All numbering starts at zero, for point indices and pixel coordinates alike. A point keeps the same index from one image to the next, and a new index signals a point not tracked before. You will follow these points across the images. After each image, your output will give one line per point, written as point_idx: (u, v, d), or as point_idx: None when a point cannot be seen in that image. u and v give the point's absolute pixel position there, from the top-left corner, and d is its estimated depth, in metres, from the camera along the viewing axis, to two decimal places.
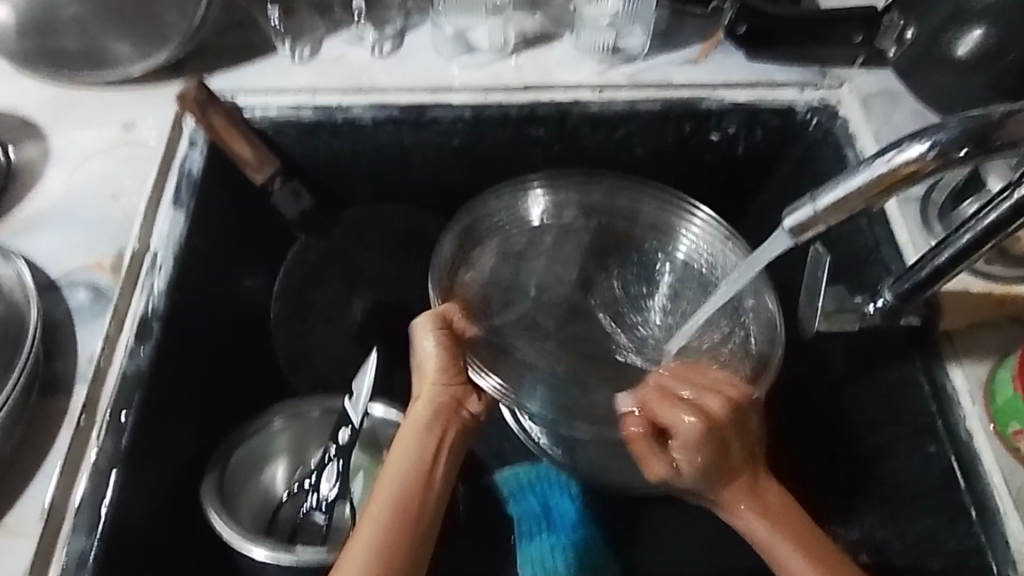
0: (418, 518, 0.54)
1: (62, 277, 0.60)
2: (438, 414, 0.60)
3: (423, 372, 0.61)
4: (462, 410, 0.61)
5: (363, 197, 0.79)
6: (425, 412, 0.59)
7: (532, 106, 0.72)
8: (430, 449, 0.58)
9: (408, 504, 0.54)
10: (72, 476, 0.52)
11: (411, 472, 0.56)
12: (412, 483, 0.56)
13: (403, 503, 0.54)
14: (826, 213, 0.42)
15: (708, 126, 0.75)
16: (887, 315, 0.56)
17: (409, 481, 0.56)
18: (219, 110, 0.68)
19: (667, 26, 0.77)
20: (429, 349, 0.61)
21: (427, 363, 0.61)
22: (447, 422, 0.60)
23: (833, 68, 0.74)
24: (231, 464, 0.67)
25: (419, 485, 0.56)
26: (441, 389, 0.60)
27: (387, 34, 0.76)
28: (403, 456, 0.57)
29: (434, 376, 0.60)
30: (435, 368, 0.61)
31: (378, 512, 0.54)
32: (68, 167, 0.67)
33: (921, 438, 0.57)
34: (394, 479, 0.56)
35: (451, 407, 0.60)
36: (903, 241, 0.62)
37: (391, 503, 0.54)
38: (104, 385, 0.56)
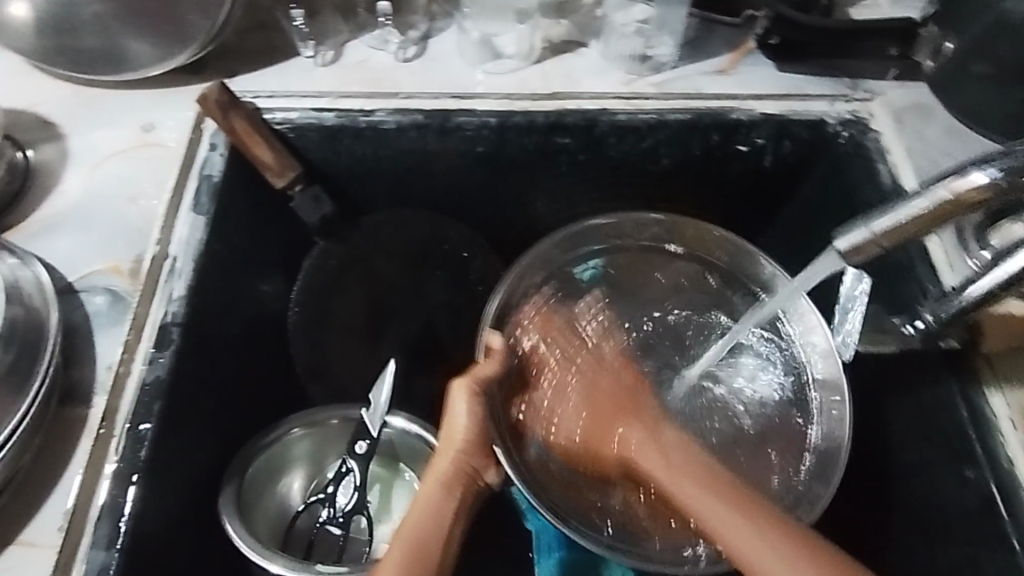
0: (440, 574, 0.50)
1: (80, 282, 0.59)
2: (461, 472, 0.54)
3: (450, 437, 0.55)
4: (482, 480, 0.55)
5: (383, 202, 0.78)
6: (447, 468, 0.54)
7: (558, 114, 0.71)
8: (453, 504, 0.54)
9: (428, 559, 0.50)
10: (91, 488, 0.51)
11: (435, 523, 0.52)
12: (434, 532, 0.51)
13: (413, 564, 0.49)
14: (883, 237, 0.41)
15: (737, 136, 0.73)
16: (926, 336, 0.57)
17: (433, 536, 0.51)
18: (241, 113, 0.66)
19: (695, 36, 0.76)
20: (465, 406, 0.56)
21: (460, 427, 0.55)
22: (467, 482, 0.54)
23: (864, 81, 0.73)
24: (248, 474, 0.65)
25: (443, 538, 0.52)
26: (468, 457, 0.55)
27: (411, 38, 0.74)
28: (425, 508, 0.53)
29: (459, 442, 0.55)
30: (464, 432, 0.55)
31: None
32: (85, 169, 0.66)
33: (957, 463, 0.56)
34: (414, 529, 0.51)
35: (474, 472, 0.55)
36: (939, 258, 0.61)
37: (408, 555, 0.49)
38: (123, 394, 0.55)
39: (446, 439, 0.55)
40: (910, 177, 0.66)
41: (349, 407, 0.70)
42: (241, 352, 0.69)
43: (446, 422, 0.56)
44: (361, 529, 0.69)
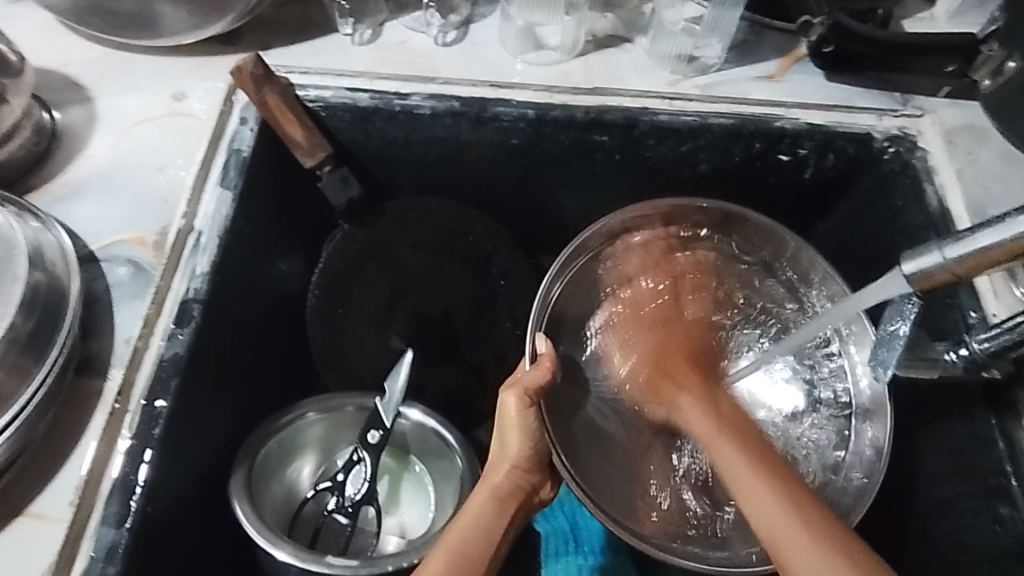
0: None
1: (103, 251, 0.58)
2: (513, 491, 0.54)
3: (501, 455, 0.55)
4: (533, 496, 0.56)
5: (409, 189, 0.76)
6: (499, 486, 0.53)
7: (598, 110, 0.69)
8: (502, 520, 0.53)
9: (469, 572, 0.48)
10: (105, 463, 0.50)
11: (481, 532, 0.51)
12: (478, 543, 0.50)
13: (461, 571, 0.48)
14: (955, 264, 0.40)
15: (780, 146, 0.71)
16: (969, 366, 0.54)
17: (478, 546, 0.50)
18: (275, 88, 0.65)
19: (743, 39, 0.74)
20: (517, 416, 0.54)
21: (514, 444, 0.55)
22: (519, 502, 0.54)
23: (915, 96, 0.70)
24: (261, 456, 0.64)
25: (486, 554, 0.50)
26: (522, 473, 0.55)
27: (453, 22, 0.72)
28: (472, 518, 0.52)
29: (513, 461, 0.54)
30: (522, 447, 0.54)
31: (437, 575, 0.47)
32: (112, 134, 0.64)
33: (991, 500, 0.54)
34: (456, 540, 0.50)
35: (528, 490, 0.55)
36: (983, 286, 0.58)
37: (452, 562, 0.48)
38: (140, 370, 0.53)
39: (497, 456, 0.55)
40: (958, 200, 0.64)
41: (364, 394, 0.69)
42: (259, 331, 0.67)
43: (499, 434, 0.55)
44: (368, 519, 0.67)
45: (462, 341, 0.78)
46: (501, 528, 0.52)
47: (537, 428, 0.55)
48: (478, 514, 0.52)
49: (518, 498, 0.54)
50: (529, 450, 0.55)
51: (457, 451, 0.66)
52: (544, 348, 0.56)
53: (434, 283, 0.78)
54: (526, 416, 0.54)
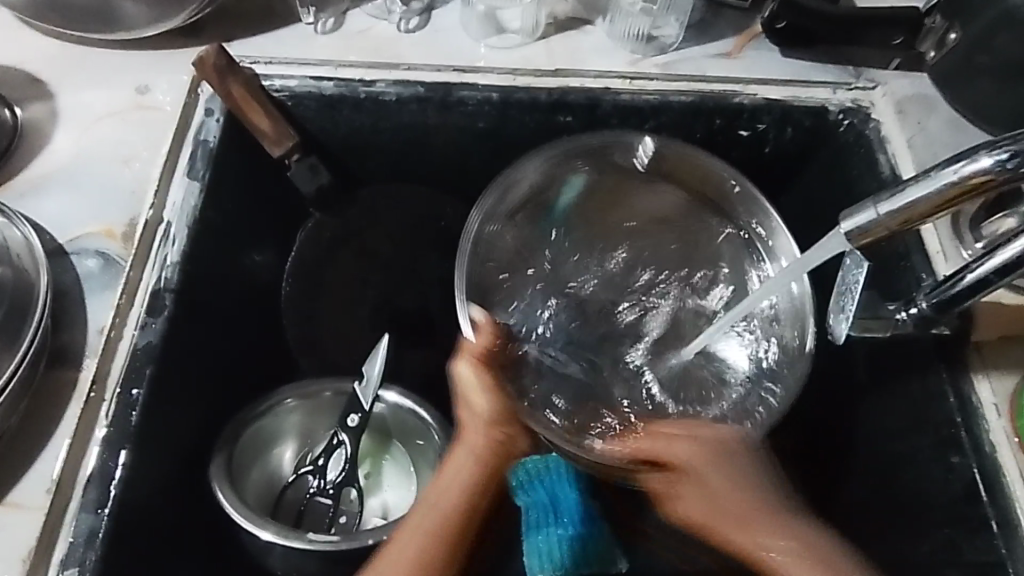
0: (467, 525, 0.57)
1: (71, 244, 0.58)
2: (485, 448, 0.61)
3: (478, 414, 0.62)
4: (510, 446, 0.62)
5: (380, 175, 0.77)
6: (467, 448, 0.61)
7: (561, 91, 0.70)
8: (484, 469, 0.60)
9: (454, 520, 0.56)
10: (80, 453, 0.51)
11: (461, 483, 0.59)
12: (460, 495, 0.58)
13: (444, 523, 0.56)
14: (889, 219, 0.41)
15: (740, 121, 0.73)
16: (918, 323, 0.58)
17: (457, 499, 0.58)
18: (239, 79, 0.65)
19: (701, 19, 0.75)
20: (471, 380, 0.63)
21: (481, 405, 0.62)
22: (492, 459, 0.61)
23: (867, 69, 0.73)
24: (239, 445, 0.64)
25: (465, 506, 0.58)
26: (494, 428, 0.61)
27: (415, 9, 0.73)
28: (456, 473, 0.59)
29: (482, 419, 0.62)
30: (486, 411, 0.62)
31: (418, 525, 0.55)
32: (76, 129, 0.64)
33: (943, 450, 0.57)
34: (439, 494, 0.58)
35: (502, 441, 0.62)
36: (934, 249, 0.61)
37: (435, 522, 0.56)
38: (114, 359, 0.54)
39: (469, 420, 0.62)
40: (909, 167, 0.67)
41: (341, 380, 0.70)
42: (234, 322, 0.68)
43: (462, 403, 0.63)
44: (352, 502, 0.67)
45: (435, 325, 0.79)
46: (478, 483, 0.60)
47: (497, 389, 0.63)
48: (460, 469, 0.60)
49: (493, 450, 0.61)
50: (493, 413, 0.62)
51: (432, 427, 0.67)
52: (480, 317, 0.64)
53: (407, 269, 0.78)
54: (483, 385, 0.62)
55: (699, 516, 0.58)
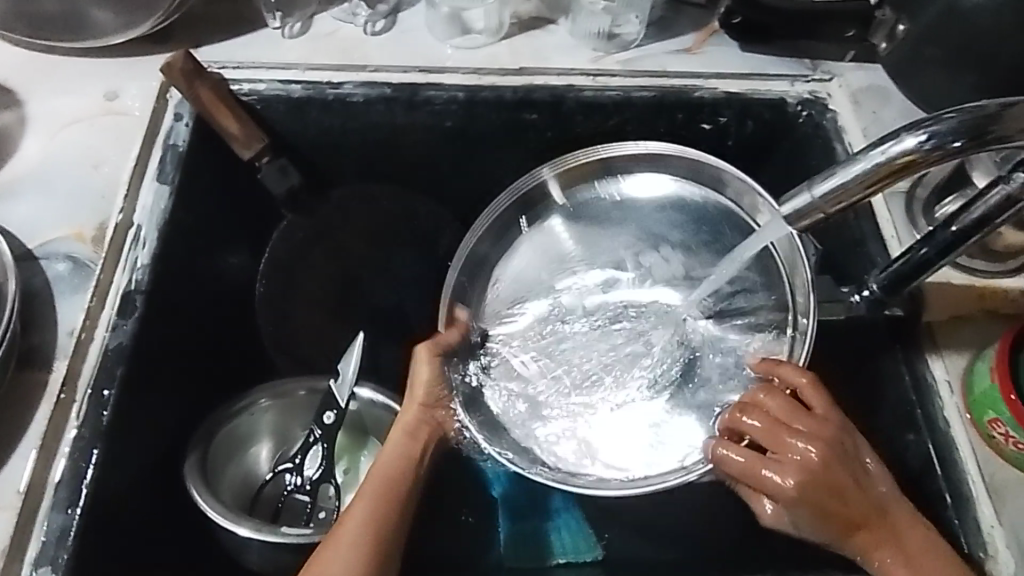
0: (405, 504, 0.57)
1: (41, 248, 0.59)
2: (423, 428, 0.61)
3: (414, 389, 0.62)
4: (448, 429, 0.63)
5: (351, 175, 0.78)
6: (403, 427, 0.61)
7: (525, 89, 0.72)
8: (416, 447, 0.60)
9: (393, 495, 0.56)
10: (52, 453, 0.51)
11: (403, 458, 0.59)
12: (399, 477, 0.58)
13: (382, 496, 0.56)
14: (824, 201, 0.42)
15: (701, 115, 0.74)
16: (871, 306, 0.59)
17: (399, 479, 0.58)
18: (207, 82, 0.66)
19: (661, 16, 0.77)
20: (426, 365, 0.62)
21: (425, 387, 0.62)
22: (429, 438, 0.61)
23: (823, 62, 0.75)
24: (213, 445, 0.65)
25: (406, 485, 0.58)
26: (432, 409, 0.62)
27: (381, 11, 0.74)
28: (388, 456, 0.59)
29: (422, 398, 0.62)
30: (427, 392, 0.62)
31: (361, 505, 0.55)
32: (45, 135, 0.65)
33: (901, 427, 0.59)
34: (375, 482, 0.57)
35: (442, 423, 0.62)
36: (889, 234, 0.63)
37: (377, 499, 0.56)
38: (84, 360, 0.55)
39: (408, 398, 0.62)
40: None
41: (316, 378, 0.71)
42: (206, 322, 0.69)
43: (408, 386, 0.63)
44: (329, 498, 0.67)
45: (410, 322, 0.80)
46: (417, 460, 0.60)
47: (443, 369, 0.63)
48: (396, 449, 0.60)
49: (433, 431, 0.62)
50: (433, 394, 0.62)
51: None
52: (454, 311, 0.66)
53: (380, 268, 0.79)
54: (433, 365, 0.62)
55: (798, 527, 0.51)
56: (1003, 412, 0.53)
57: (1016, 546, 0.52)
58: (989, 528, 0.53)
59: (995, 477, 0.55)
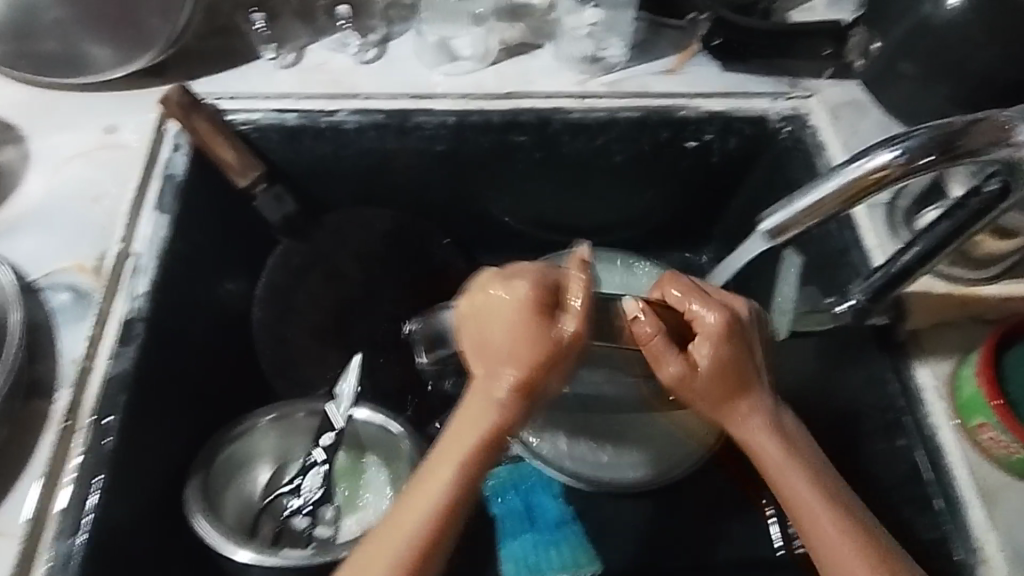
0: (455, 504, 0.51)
1: (42, 280, 0.60)
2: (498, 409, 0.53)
3: (483, 389, 0.53)
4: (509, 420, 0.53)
5: (345, 200, 0.80)
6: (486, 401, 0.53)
7: (513, 113, 0.74)
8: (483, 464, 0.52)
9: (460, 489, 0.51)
10: (56, 481, 0.52)
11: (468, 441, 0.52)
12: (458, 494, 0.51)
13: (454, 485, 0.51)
14: (800, 216, 0.45)
15: (685, 133, 0.76)
16: (856, 314, 0.59)
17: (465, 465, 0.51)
18: (203, 115, 0.68)
19: (643, 38, 0.80)
20: (507, 303, 0.53)
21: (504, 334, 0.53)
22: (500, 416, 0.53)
23: (803, 79, 0.77)
24: (213, 468, 0.66)
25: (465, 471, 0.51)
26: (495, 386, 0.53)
27: (371, 41, 0.77)
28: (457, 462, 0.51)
29: (512, 360, 0.53)
30: (506, 341, 0.53)
31: (423, 488, 0.51)
32: (46, 170, 0.66)
33: (889, 433, 0.60)
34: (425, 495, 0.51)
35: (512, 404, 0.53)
36: (872, 244, 0.64)
37: (446, 489, 0.51)
38: (87, 389, 0.56)
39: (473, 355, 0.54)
40: None
41: (314, 400, 0.72)
42: (205, 348, 0.70)
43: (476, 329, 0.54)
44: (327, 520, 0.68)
45: None
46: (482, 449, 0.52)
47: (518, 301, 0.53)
48: (469, 424, 0.53)
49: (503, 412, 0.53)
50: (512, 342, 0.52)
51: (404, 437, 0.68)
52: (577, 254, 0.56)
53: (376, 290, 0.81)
54: (507, 297, 0.53)
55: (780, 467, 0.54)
56: (990, 416, 0.54)
57: (1010, 550, 0.53)
58: (982, 533, 0.53)
59: (986, 481, 0.55)
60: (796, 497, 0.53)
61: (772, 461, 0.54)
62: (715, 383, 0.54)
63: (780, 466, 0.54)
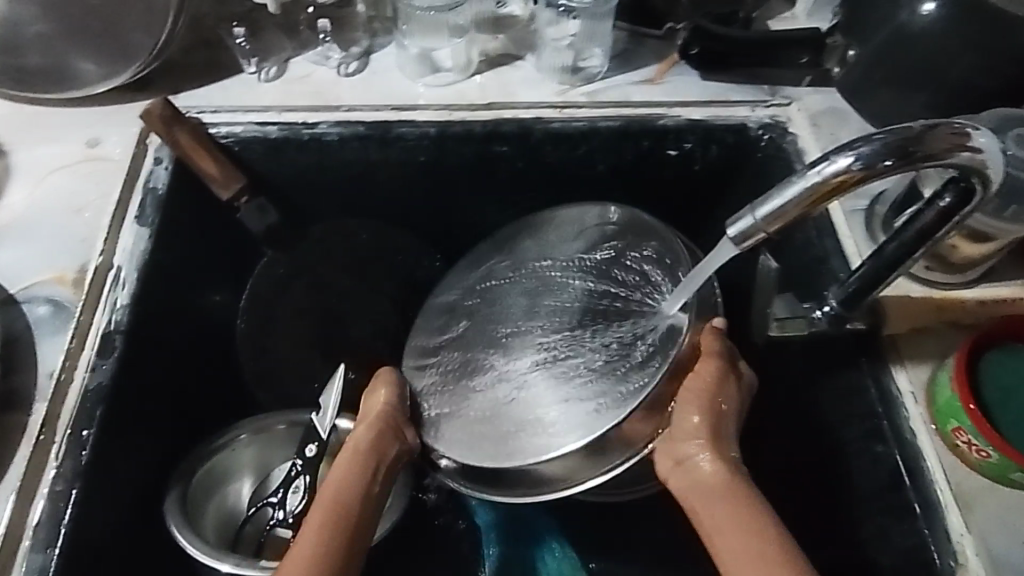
0: (353, 539, 0.53)
1: (22, 292, 0.61)
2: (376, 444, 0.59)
3: (366, 416, 0.62)
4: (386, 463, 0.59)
5: (329, 212, 0.80)
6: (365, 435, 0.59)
7: (494, 123, 0.74)
8: (370, 475, 0.58)
9: (344, 524, 0.54)
10: (30, 496, 0.52)
11: (340, 481, 0.56)
12: (361, 505, 0.56)
13: (334, 514, 0.54)
14: (765, 222, 0.45)
15: (666, 141, 0.77)
16: (833, 320, 0.59)
17: (349, 504, 0.55)
18: (185, 128, 0.68)
19: (624, 49, 0.80)
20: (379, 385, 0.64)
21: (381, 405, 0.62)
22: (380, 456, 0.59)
23: (783, 87, 0.77)
24: (194, 482, 0.66)
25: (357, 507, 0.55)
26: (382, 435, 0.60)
27: (353, 53, 0.77)
28: (340, 476, 0.57)
29: (370, 424, 0.61)
30: (379, 411, 0.62)
31: (312, 525, 0.53)
32: (29, 184, 0.67)
33: (869, 440, 0.60)
34: (332, 498, 0.55)
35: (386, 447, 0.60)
36: (851, 249, 0.64)
37: (329, 517, 0.53)
38: (65, 402, 0.56)
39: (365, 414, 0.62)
40: None
41: (296, 412, 0.72)
42: (185, 359, 0.70)
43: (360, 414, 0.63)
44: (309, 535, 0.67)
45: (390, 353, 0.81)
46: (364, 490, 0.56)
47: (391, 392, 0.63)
48: (341, 473, 0.57)
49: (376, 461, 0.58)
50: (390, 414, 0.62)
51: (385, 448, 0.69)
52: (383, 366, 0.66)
53: None
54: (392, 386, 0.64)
55: (728, 531, 0.51)
56: (966, 422, 0.54)
57: (986, 556, 0.53)
58: (959, 539, 0.53)
59: (963, 487, 0.55)
60: (735, 539, 0.50)
61: (710, 499, 0.53)
62: (706, 402, 0.55)
63: (720, 506, 0.52)
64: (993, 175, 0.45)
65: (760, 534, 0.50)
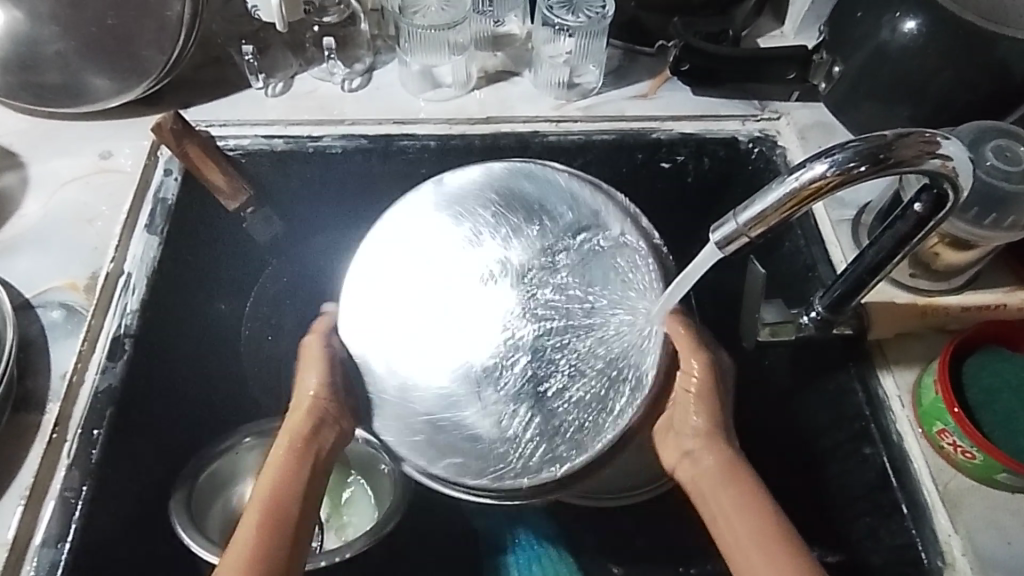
0: (296, 528, 0.53)
1: (37, 297, 0.63)
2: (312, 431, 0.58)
3: (297, 411, 0.59)
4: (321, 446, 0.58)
5: (333, 223, 0.82)
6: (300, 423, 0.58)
7: (492, 137, 0.77)
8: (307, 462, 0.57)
9: (284, 516, 0.53)
10: (44, 490, 0.54)
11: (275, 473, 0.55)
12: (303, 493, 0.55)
13: (271, 507, 0.52)
14: (747, 227, 0.47)
15: (659, 154, 0.79)
16: (820, 325, 0.62)
17: (287, 494, 0.54)
18: (195, 140, 0.71)
19: (618, 65, 0.83)
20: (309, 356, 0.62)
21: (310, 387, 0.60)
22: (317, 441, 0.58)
23: (772, 102, 0.80)
24: (198, 485, 0.68)
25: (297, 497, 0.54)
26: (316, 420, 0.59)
27: (357, 70, 0.80)
28: (276, 467, 0.56)
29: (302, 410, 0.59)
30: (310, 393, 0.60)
31: (248, 520, 0.52)
32: (44, 194, 0.69)
33: (857, 441, 0.62)
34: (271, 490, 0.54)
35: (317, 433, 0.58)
36: (838, 258, 0.67)
37: (267, 511, 0.52)
38: (76, 403, 0.58)
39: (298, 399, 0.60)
40: None
41: None
42: (192, 364, 0.72)
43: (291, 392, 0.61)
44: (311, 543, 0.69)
45: None
46: (304, 477, 0.56)
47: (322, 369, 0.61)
48: (277, 462, 0.56)
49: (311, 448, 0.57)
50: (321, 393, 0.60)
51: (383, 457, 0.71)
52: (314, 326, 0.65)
53: None
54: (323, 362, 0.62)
55: (730, 522, 0.53)
56: (950, 422, 0.55)
57: (971, 553, 0.54)
58: (946, 537, 0.55)
59: (949, 486, 0.56)
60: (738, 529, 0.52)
61: (714, 493, 0.55)
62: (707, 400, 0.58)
63: (722, 498, 0.54)
64: (963, 180, 0.47)
65: (769, 521, 0.52)
